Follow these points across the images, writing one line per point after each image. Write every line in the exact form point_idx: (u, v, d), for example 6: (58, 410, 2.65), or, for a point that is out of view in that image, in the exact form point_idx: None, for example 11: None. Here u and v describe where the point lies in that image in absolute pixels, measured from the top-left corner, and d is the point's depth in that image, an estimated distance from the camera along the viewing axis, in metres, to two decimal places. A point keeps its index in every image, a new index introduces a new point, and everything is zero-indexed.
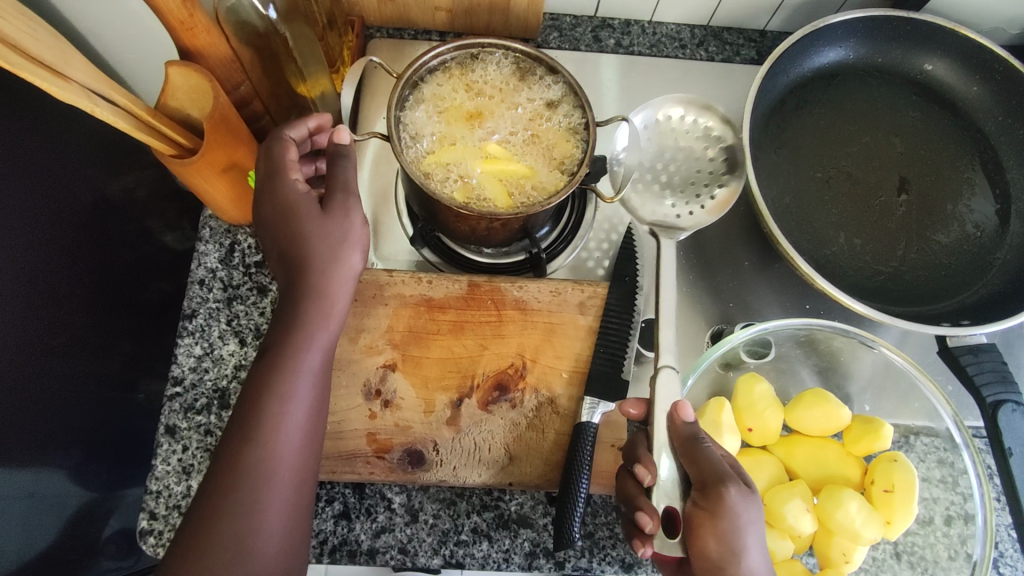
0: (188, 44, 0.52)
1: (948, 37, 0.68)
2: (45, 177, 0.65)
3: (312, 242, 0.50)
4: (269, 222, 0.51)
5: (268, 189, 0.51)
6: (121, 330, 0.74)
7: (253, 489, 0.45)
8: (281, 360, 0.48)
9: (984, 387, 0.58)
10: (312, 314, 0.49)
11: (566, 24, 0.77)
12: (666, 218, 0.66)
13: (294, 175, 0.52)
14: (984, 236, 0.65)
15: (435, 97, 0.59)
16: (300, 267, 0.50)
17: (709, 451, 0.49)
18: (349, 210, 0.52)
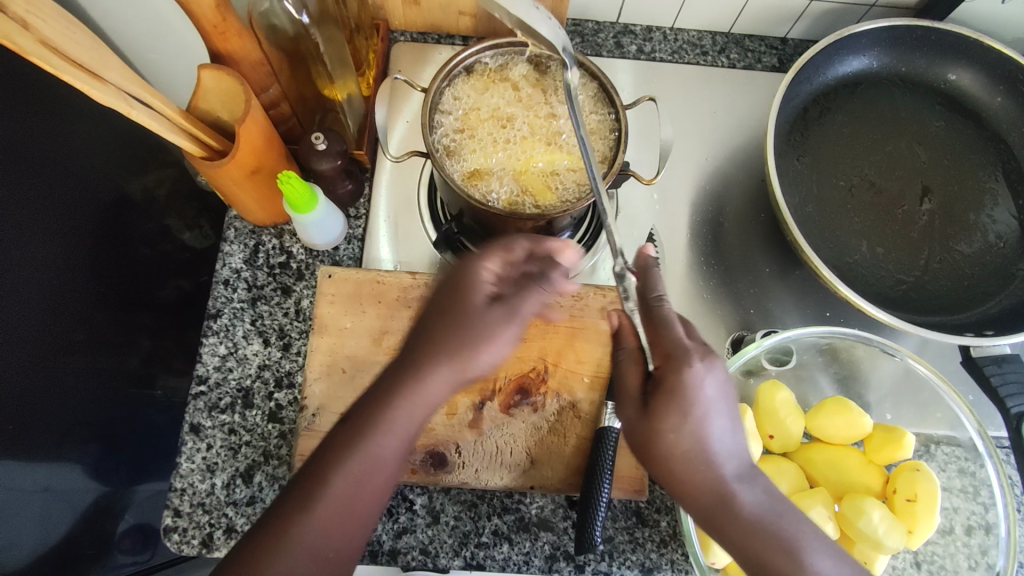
0: (220, 47, 0.53)
1: (973, 47, 0.68)
2: (72, 171, 0.64)
3: (490, 338, 0.45)
4: (456, 294, 0.46)
5: (457, 283, 0.47)
6: (141, 327, 0.74)
7: (295, 558, 0.42)
8: (362, 439, 0.44)
9: (1008, 398, 0.58)
10: (404, 400, 0.44)
11: (588, 29, 0.78)
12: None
13: (488, 267, 0.47)
14: (1008, 246, 0.65)
15: (466, 99, 0.60)
16: (472, 349, 0.44)
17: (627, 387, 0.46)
18: (512, 312, 0.46)
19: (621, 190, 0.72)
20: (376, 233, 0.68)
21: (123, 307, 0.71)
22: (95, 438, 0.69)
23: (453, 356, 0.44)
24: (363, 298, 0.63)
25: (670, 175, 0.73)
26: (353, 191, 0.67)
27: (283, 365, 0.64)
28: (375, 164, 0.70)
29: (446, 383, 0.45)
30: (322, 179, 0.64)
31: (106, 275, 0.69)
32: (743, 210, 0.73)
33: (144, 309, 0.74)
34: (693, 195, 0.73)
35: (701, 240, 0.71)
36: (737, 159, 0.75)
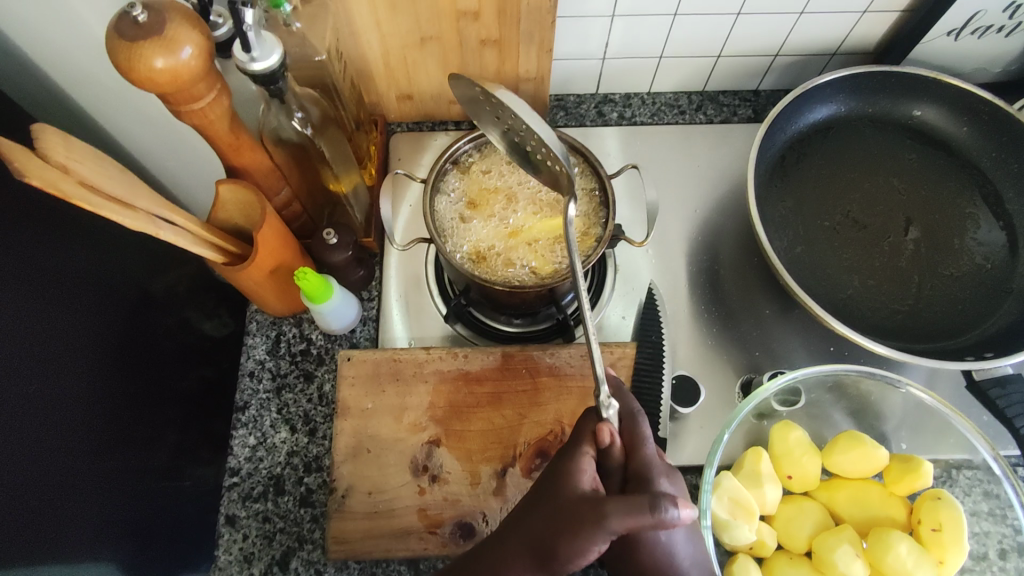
0: (235, 164, 0.58)
1: (934, 85, 0.72)
2: (99, 271, 0.66)
3: (573, 538, 0.42)
4: (555, 476, 0.47)
5: (561, 475, 0.47)
6: (167, 420, 0.72)
7: None
8: None
9: (1015, 418, 0.57)
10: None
11: (570, 103, 0.83)
12: (832, 27, 0.74)
13: (586, 451, 0.48)
14: (995, 266, 0.67)
15: (462, 187, 0.64)
16: (551, 544, 0.43)
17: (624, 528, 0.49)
18: (596, 525, 0.41)
19: (617, 250, 0.76)
20: (390, 313, 0.72)
21: (152, 399, 0.70)
22: (127, 536, 0.63)
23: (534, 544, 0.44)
24: (382, 377, 0.66)
25: (664, 229, 0.77)
26: (366, 276, 0.71)
27: (311, 450, 0.66)
28: (383, 249, 0.75)
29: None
30: (334, 269, 0.68)
31: (139, 370, 0.68)
32: (737, 256, 0.76)
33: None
34: (687, 247, 0.77)
35: (700, 289, 0.74)
36: (724, 209, 0.79)
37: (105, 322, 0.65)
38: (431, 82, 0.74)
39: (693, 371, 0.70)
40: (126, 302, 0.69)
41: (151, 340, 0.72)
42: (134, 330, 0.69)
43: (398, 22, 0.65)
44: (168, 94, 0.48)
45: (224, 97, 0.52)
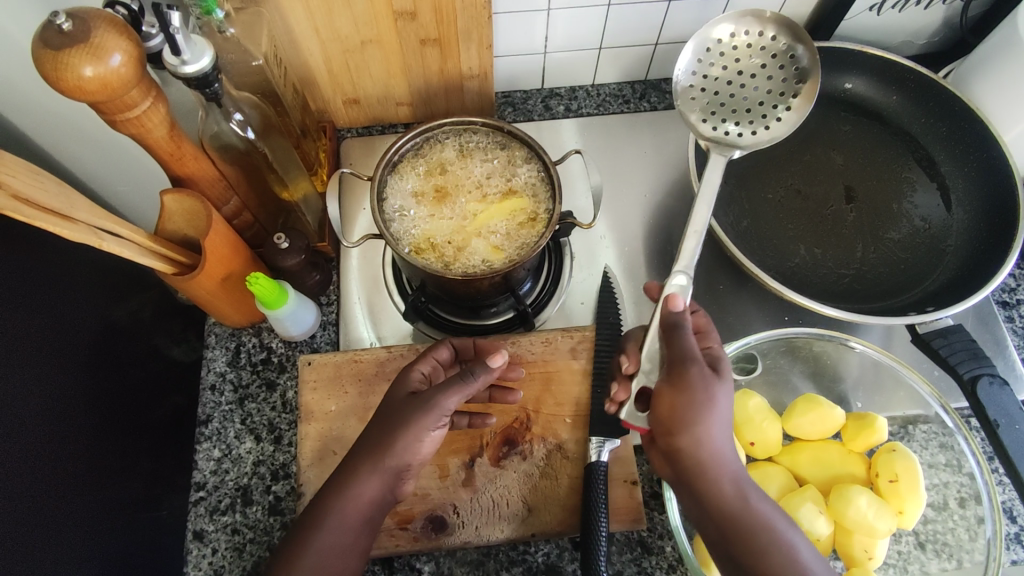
0: (179, 172, 0.58)
1: (861, 58, 0.75)
2: (50, 276, 0.56)
3: (407, 430, 0.52)
4: (382, 406, 0.56)
5: (389, 396, 0.56)
6: (138, 449, 0.61)
7: None
8: (308, 521, 0.51)
9: (959, 365, 0.59)
10: (333, 489, 0.52)
11: (517, 99, 0.85)
12: (761, 10, 0.76)
13: (417, 368, 0.58)
14: (933, 227, 0.70)
15: (409, 182, 0.64)
16: (388, 440, 0.52)
17: (684, 356, 0.50)
18: (429, 410, 0.52)
19: (572, 238, 0.77)
20: (351, 316, 0.72)
21: (122, 427, 0.60)
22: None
23: (376, 448, 0.52)
24: (344, 378, 0.65)
25: (617, 215, 0.79)
26: (323, 280, 0.71)
27: (278, 457, 0.66)
28: (340, 252, 0.74)
29: (376, 480, 0.52)
30: (290, 274, 0.68)
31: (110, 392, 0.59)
32: (690, 236, 0.78)
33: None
34: (642, 230, 0.78)
35: (656, 270, 0.76)
36: (675, 192, 0.80)
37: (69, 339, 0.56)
38: (376, 86, 0.75)
39: None
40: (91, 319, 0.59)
41: (118, 364, 0.61)
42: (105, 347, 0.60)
43: (335, 27, 0.65)
44: (100, 103, 0.48)
45: (160, 104, 0.52)
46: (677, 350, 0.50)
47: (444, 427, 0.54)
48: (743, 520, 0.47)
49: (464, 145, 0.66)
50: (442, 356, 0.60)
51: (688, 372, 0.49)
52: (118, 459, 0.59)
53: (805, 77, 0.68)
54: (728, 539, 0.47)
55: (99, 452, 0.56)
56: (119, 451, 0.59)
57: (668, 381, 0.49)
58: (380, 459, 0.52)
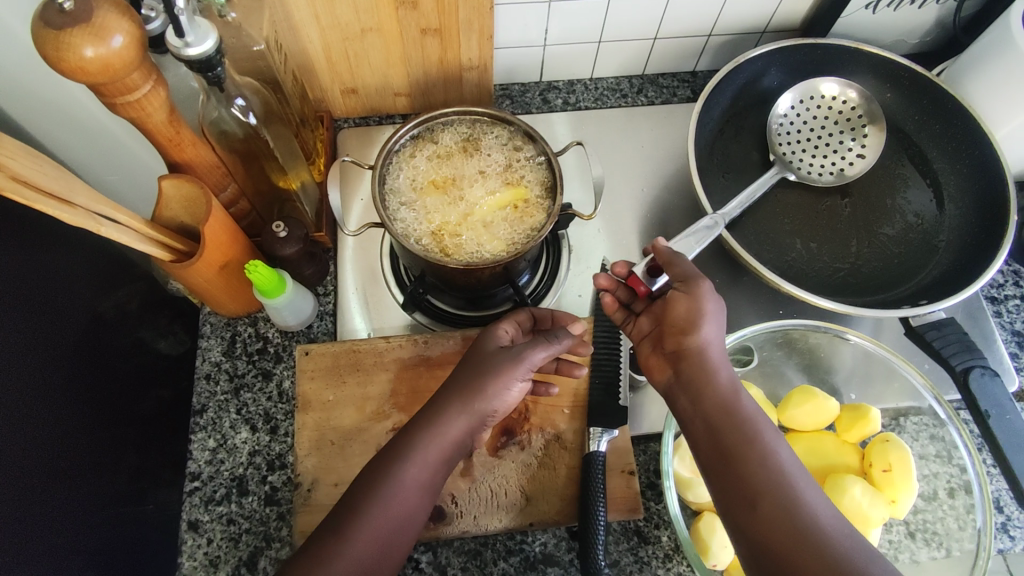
0: (178, 158, 0.57)
1: (855, 55, 0.76)
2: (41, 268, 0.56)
3: (493, 383, 0.53)
4: (466, 357, 0.57)
5: (474, 348, 0.58)
6: (126, 442, 0.62)
7: (340, 536, 0.48)
8: (390, 457, 0.52)
9: (951, 357, 0.60)
10: (419, 430, 0.52)
11: (515, 91, 0.85)
12: (759, 7, 0.77)
13: (502, 327, 0.58)
14: (926, 222, 0.71)
15: (410, 172, 0.64)
16: (477, 387, 0.53)
17: (680, 268, 0.56)
18: (519, 361, 0.54)
19: (570, 230, 0.77)
20: (348, 306, 0.72)
21: (108, 419, 0.60)
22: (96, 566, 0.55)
23: (464, 394, 0.53)
24: (342, 368, 0.65)
25: (614, 207, 0.79)
26: (319, 270, 0.71)
27: (274, 448, 0.65)
28: (338, 243, 0.74)
29: (461, 424, 0.53)
30: (288, 264, 0.67)
31: (99, 386, 0.60)
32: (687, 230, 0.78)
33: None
34: (639, 223, 0.79)
35: None
36: (672, 186, 0.81)
37: (59, 332, 0.56)
38: (375, 76, 0.74)
39: None
40: (80, 311, 0.60)
41: (106, 358, 0.62)
42: (94, 339, 0.61)
43: (336, 15, 0.65)
44: (100, 84, 0.47)
45: (160, 87, 0.51)
46: (680, 270, 0.56)
47: (526, 380, 0.56)
48: (734, 417, 0.51)
49: (465, 138, 0.65)
50: (521, 320, 0.61)
51: (696, 285, 0.54)
52: (107, 449, 0.59)
53: (875, 117, 0.75)
54: (715, 432, 0.51)
55: (85, 445, 0.56)
56: (107, 444, 0.59)
57: (678, 291, 0.55)
58: (468, 398, 0.53)
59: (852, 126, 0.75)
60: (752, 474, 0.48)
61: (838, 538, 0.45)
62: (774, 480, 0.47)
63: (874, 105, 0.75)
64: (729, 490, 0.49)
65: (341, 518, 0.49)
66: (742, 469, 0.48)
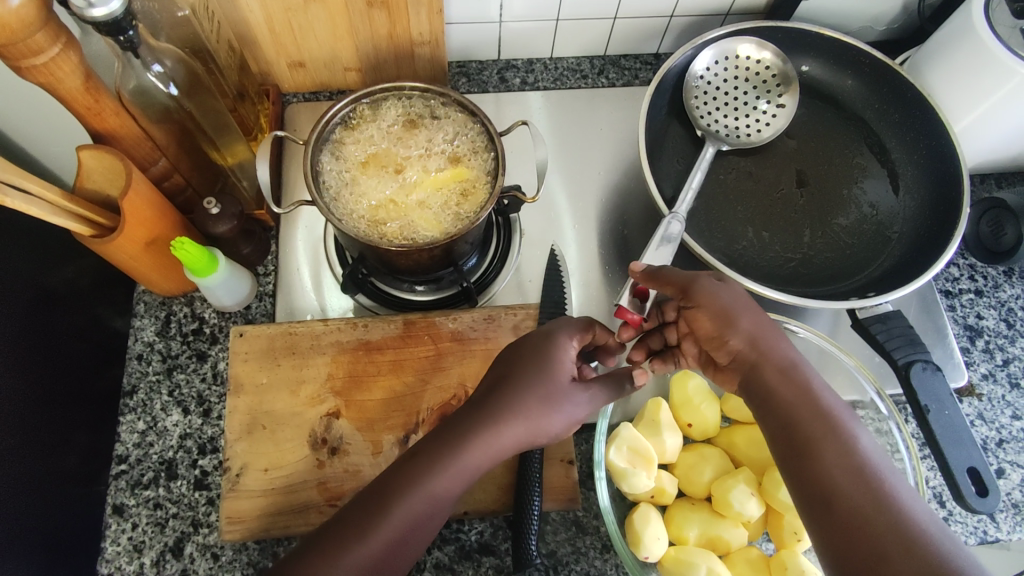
0: (99, 128, 0.54)
1: (817, 40, 0.74)
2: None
3: (559, 413, 0.50)
4: (523, 354, 0.53)
5: (542, 355, 0.52)
6: (76, 423, 0.59)
7: (363, 529, 0.44)
8: (435, 459, 0.47)
9: (895, 351, 0.59)
10: (474, 439, 0.47)
11: (472, 69, 0.82)
12: None
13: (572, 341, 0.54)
14: (881, 213, 0.70)
15: (347, 150, 0.61)
16: (545, 414, 0.49)
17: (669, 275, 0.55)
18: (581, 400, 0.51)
19: (523, 213, 0.75)
20: (288, 286, 0.69)
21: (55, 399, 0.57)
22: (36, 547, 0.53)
23: (530, 415, 0.49)
24: (277, 351, 0.63)
25: (569, 191, 0.77)
26: (258, 249, 0.69)
27: (206, 431, 0.63)
28: (280, 222, 0.72)
29: (517, 443, 0.48)
30: (223, 241, 0.65)
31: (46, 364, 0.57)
32: (643, 215, 0.76)
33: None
34: (595, 208, 0.77)
35: (607, 248, 0.74)
36: (630, 170, 0.79)
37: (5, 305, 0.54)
38: (321, 49, 0.72)
39: None
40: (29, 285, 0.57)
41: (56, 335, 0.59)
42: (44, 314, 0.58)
43: None
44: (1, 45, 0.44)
45: (71, 51, 0.48)
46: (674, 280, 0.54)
47: (579, 389, 0.52)
48: (816, 414, 0.47)
49: (403, 114, 0.63)
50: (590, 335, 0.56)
51: (696, 289, 0.53)
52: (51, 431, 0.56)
53: (789, 80, 0.74)
54: (793, 435, 0.46)
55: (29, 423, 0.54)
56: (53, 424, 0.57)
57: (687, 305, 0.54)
58: (522, 398, 0.49)
59: (768, 88, 0.74)
60: (839, 479, 0.44)
61: (938, 544, 0.40)
62: (864, 485, 0.43)
63: (787, 65, 0.74)
64: (812, 496, 0.44)
65: (354, 516, 0.45)
66: (821, 473, 0.44)
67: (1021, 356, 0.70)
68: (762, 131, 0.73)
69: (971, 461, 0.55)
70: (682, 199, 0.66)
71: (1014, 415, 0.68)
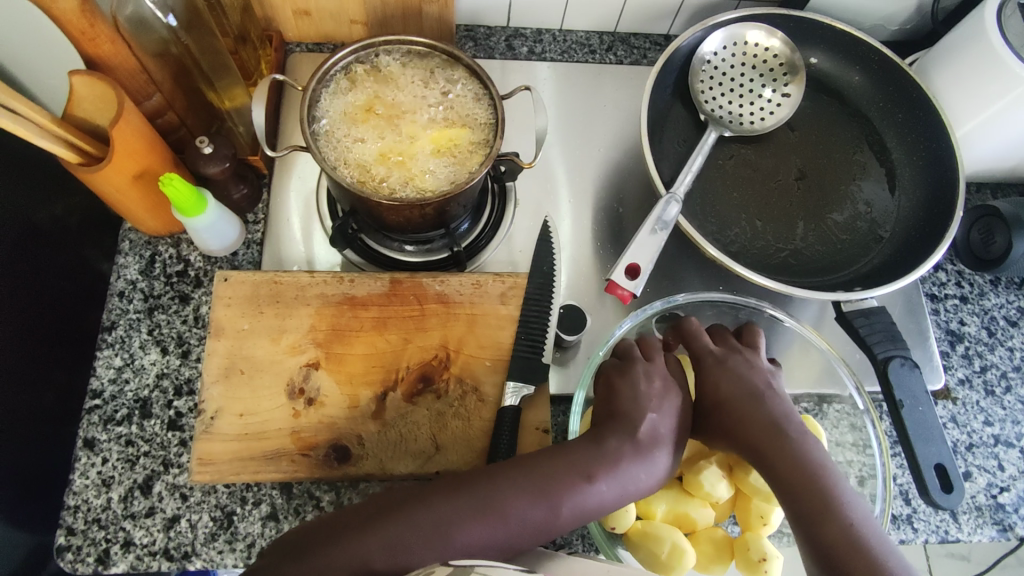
0: (93, 54, 0.53)
1: (828, 32, 0.73)
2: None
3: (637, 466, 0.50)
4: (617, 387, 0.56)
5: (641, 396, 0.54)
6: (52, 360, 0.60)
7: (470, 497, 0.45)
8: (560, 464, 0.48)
9: (875, 345, 0.60)
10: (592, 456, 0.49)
11: (480, 34, 0.81)
12: None
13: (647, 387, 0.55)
14: (875, 212, 0.70)
15: (344, 102, 0.60)
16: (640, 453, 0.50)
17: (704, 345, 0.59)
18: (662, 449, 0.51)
19: (519, 182, 0.75)
20: (276, 236, 0.69)
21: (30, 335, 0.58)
22: None
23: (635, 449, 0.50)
24: (261, 299, 0.63)
25: (569, 164, 0.77)
26: (250, 195, 0.68)
27: (183, 372, 0.63)
28: (274, 170, 0.71)
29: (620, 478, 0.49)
30: (214, 183, 0.64)
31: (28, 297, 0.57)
32: (639, 195, 0.76)
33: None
34: (593, 183, 0.76)
35: (601, 225, 0.74)
36: (631, 149, 0.78)
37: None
38: None
39: (582, 302, 0.70)
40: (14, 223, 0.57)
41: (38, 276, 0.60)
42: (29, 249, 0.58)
43: None
44: None
45: None
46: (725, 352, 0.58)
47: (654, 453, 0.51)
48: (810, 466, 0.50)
49: (406, 67, 0.62)
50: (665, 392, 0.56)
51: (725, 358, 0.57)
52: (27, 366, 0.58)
53: (795, 71, 0.73)
54: (797, 491, 0.49)
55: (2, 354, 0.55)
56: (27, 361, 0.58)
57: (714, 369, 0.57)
58: (639, 439, 0.51)
59: (774, 77, 0.73)
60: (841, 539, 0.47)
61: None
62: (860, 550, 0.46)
63: (795, 54, 0.73)
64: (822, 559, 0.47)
65: (468, 491, 0.45)
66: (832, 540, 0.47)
67: (998, 364, 0.71)
68: (764, 119, 0.73)
69: (939, 458, 0.55)
70: (680, 181, 0.66)
71: (986, 421, 0.69)
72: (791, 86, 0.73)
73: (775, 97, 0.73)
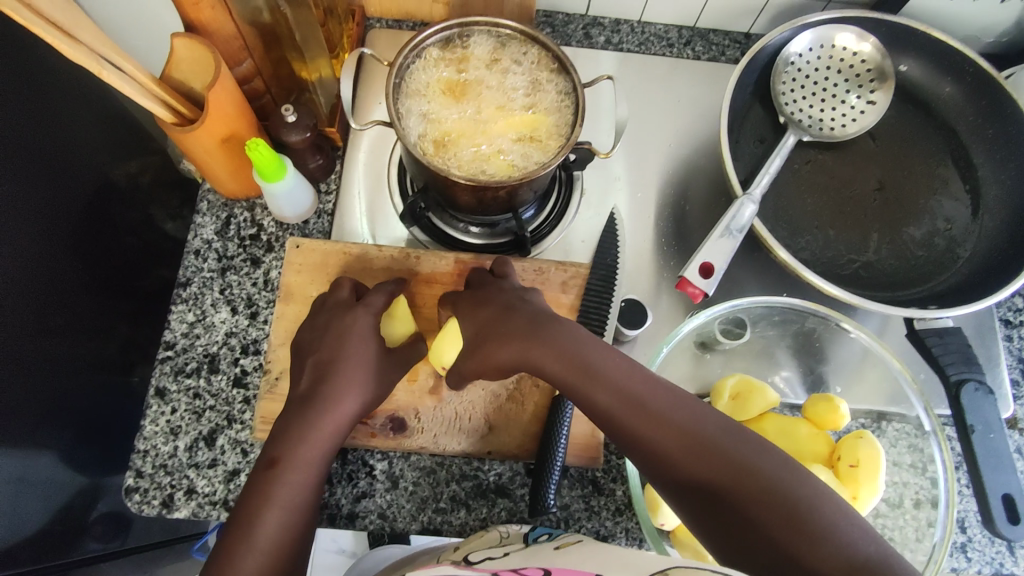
0: (194, 18, 0.54)
1: (921, 39, 0.71)
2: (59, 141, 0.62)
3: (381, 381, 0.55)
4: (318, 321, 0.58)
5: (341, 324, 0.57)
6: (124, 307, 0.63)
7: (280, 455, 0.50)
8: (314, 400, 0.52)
9: (948, 367, 0.58)
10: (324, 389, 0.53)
11: (558, 21, 0.81)
12: None
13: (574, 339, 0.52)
14: (955, 230, 0.67)
15: (429, 79, 0.61)
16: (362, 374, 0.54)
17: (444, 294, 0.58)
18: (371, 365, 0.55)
19: (587, 172, 0.74)
20: (347, 208, 0.70)
21: None
22: None
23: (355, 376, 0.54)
24: (330, 268, 0.64)
25: (637, 157, 0.76)
26: (324, 165, 0.70)
27: (250, 332, 0.65)
28: (348, 141, 0.72)
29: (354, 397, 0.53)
30: (292, 151, 0.66)
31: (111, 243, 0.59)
32: (707, 195, 0.75)
33: (132, 297, 0.76)
34: (661, 179, 0.76)
35: (665, 222, 0.73)
36: (701, 147, 0.77)
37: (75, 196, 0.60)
38: None
39: (642, 297, 0.70)
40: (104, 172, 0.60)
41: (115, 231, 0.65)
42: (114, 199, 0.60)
43: None
44: None
45: None
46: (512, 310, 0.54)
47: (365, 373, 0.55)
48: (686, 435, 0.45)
49: (492, 49, 0.62)
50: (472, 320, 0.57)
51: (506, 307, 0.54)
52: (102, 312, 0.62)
53: (884, 77, 0.71)
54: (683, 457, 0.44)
55: None
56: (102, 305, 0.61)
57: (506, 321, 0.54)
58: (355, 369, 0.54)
59: (860, 82, 0.71)
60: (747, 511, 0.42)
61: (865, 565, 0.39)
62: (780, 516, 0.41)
63: (885, 61, 0.71)
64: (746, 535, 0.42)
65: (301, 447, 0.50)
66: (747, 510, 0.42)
67: None
68: (844, 126, 0.71)
69: (1007, 488, 0.54)
70: (757, 182, 0.65)
71: None
72: (876, 93, 0.71)
73: (858, 104, 0.71)
